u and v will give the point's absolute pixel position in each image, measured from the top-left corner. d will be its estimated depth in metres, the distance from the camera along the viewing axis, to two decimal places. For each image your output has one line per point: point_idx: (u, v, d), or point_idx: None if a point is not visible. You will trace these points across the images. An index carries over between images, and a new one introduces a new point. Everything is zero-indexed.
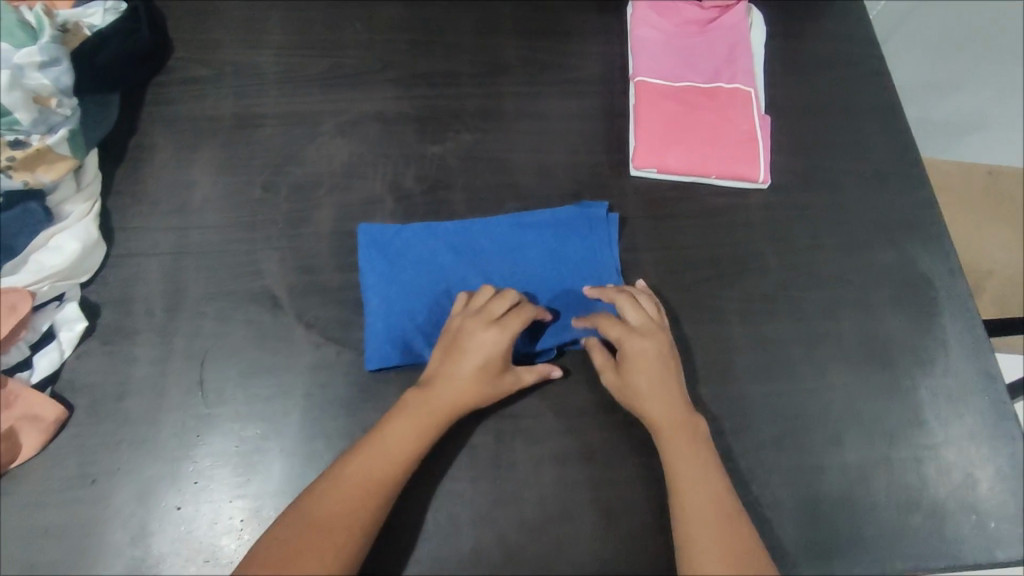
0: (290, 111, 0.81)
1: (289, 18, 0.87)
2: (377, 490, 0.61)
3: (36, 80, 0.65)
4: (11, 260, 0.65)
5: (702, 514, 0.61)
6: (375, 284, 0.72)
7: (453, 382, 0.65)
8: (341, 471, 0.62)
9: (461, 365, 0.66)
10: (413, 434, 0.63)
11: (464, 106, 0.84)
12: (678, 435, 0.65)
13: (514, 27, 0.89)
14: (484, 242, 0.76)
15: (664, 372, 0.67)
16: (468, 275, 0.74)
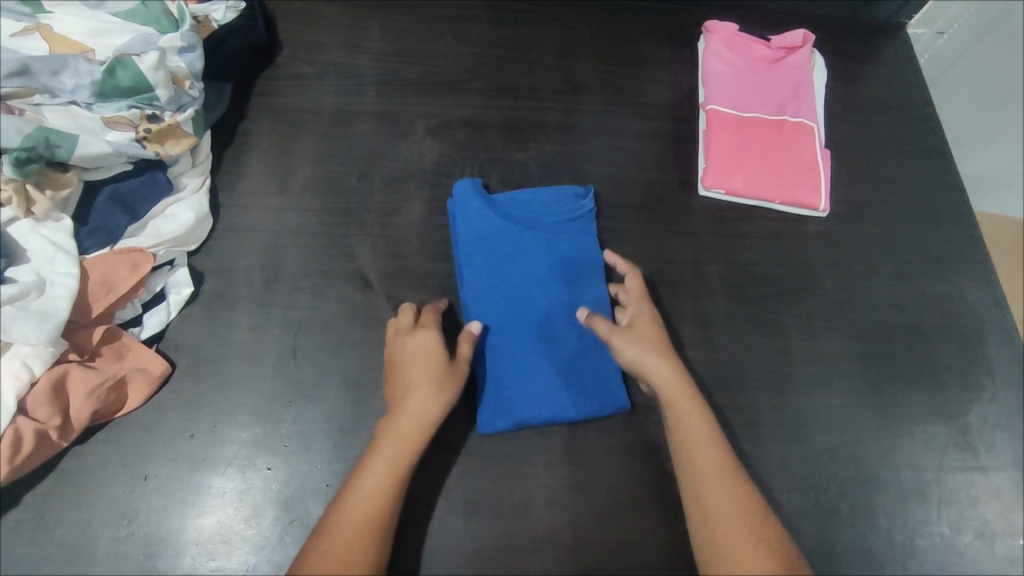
0: (385, 111, 0.87)
1: (386, 27, 0.94)
2: (385, 514, 0.60)
3: (172, 61, 0.71)
4: (135, 223, 0.70)
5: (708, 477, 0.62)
6: (463, 220, 0.77)
7: (405, 393, 0.64)
8: (321, 541, 0.57)
9: (418, 380, 0.64)
10: (374, 488, 0.60)
11: (545, 119, 0.90)
12: (683, 400, 0.65)
13: (592, 52, 0.96)
14: (541, 252, 0.77)
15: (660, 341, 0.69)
16: (525, 289, 0.75)
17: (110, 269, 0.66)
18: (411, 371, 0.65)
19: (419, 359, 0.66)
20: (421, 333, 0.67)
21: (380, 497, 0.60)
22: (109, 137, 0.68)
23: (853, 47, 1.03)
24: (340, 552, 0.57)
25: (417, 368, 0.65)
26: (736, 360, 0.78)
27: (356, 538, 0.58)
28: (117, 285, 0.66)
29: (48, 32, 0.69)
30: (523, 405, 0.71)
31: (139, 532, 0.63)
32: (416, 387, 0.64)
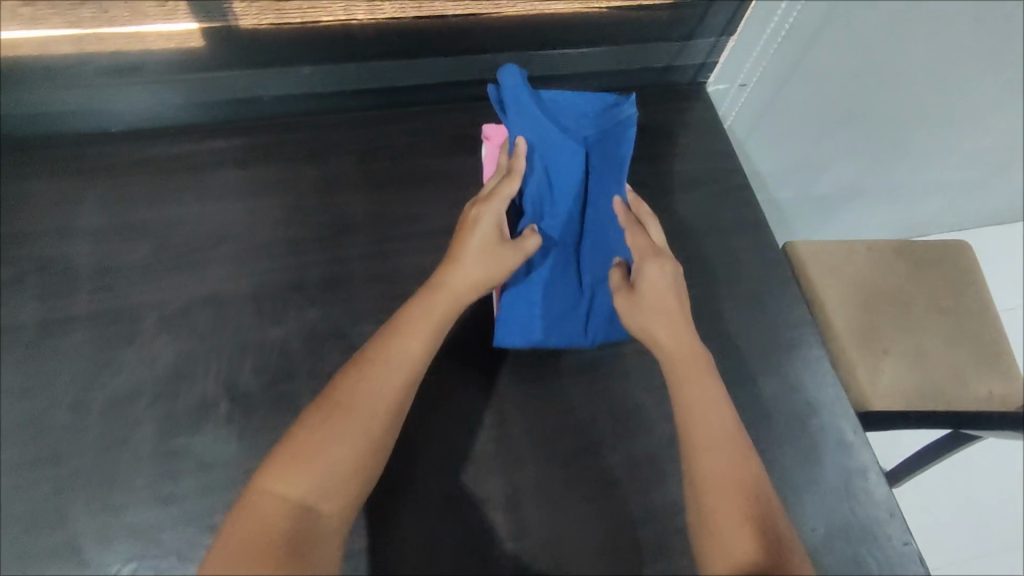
0: (104, 308, 0.73)
1: (104, 194, 0.79)
2: (399, 393, 0.62)
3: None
4: None
5: (727, 479, 0.61)
6: (539, 141, 0.80)
7: (462, 280, 0.69)
8: (334, 403, 0.60)
9: (466, 267, 0.70)
10: (400, 357, 0.64)
11: (310, 278, 0.77)
12: (690, 365, 0.68)
13: (362, 181, 0.84)
14: (573, 152, 0.82)
15: (684, 334, 0.70)
16: (557, 203, 0.81)
17: None
18: (461, 264, 0.70)
19: (488, 251, 0.71)
20: (483, 206, 0.73)
21: (399, 382, 0.63)
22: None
23: (653, 119, 0.96)
24: (334, 444, 0.58)
25: (479, 249, 0.71)
26: (554, 538, 0.68)
27: (361, 417, 0.60)
28: None
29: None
30: (533, 325, 0.75)
31: None
32: (477, 272, 0.70)
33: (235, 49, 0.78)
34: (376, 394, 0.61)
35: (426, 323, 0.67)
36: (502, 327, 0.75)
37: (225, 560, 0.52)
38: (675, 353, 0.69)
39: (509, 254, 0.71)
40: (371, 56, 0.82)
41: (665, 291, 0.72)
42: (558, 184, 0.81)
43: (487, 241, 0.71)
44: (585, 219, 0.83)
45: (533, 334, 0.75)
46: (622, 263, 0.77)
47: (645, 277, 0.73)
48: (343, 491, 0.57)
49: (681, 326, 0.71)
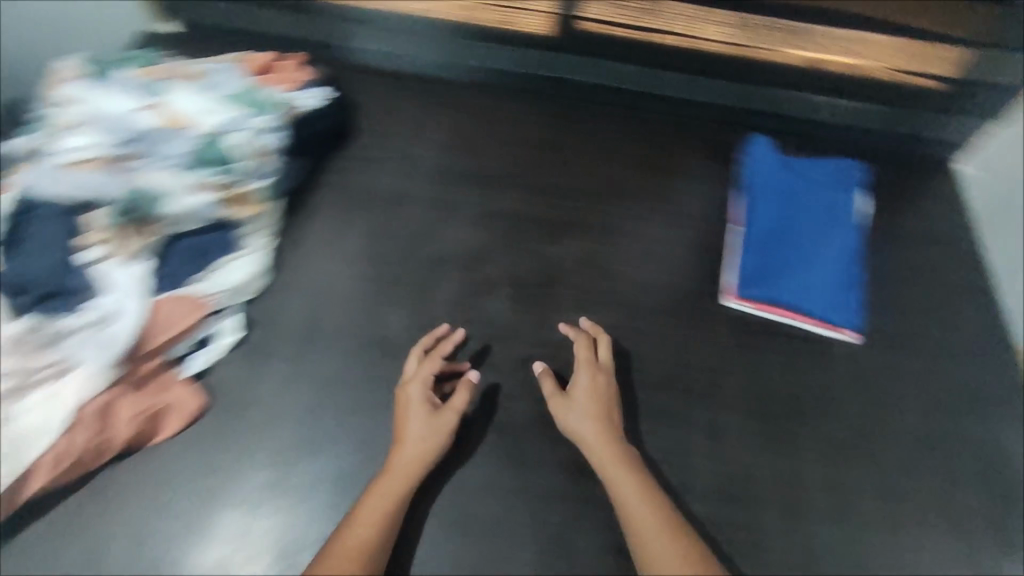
0: (435, 195, 0.95)
1: (449, 118, 1.03)
2: (390, 516, 0.66)
3: (247, 141, 0.81)
4: (200, 272, 0.78)
5: (647, 531, 0.66)
6: (771, 170, 0.97)
7: (577, 429, 0.73)
8: (352, 526, 0.65)
9: (415, 439, 0.71)
10: (392, 489, 0.68)
11: (586, 219, 0.96)
12: (611, 461, 0.71)
13: (632, 161, 1.01)
14: (811, 189, 0.96)
15: (600, 409, 0.74)
16: (797, 217, 0.94)
17: (169, 312, 0.74)
18: (577, 394, 0.76)
19: (600, 405, 0.75)
20: (563, 405, 0.75)
21: (391, 509, 0.66)
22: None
23: (907, 172, 1.03)
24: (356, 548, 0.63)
25: (582, 391, 0.76)
26: (746, 478, 0.78)
27: (367, 536, 0.64)
28: (172, 326, 0.74)
29: (153, 111, 0.79)
30: (794, 292, 0.88)
31: (149, 557, 0.68)
32: (595, 416, 0.74)
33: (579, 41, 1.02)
34: (388, 495, 0.67)
35: (394, 474, 0.69)
36: (759, 290, 0.88)
37: None
38: (611, 473, 0.70)
39: (593, 382, 0.77)
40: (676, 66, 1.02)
41: (598, 391, 0.76)
42: (800, 206, 0.94)
43: (589, 383, 0.77)
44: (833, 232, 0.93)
45: (792, 300, 0.88)
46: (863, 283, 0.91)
47: (584, 358, 0.79)
48: None
49: (623, 458, 0.71)
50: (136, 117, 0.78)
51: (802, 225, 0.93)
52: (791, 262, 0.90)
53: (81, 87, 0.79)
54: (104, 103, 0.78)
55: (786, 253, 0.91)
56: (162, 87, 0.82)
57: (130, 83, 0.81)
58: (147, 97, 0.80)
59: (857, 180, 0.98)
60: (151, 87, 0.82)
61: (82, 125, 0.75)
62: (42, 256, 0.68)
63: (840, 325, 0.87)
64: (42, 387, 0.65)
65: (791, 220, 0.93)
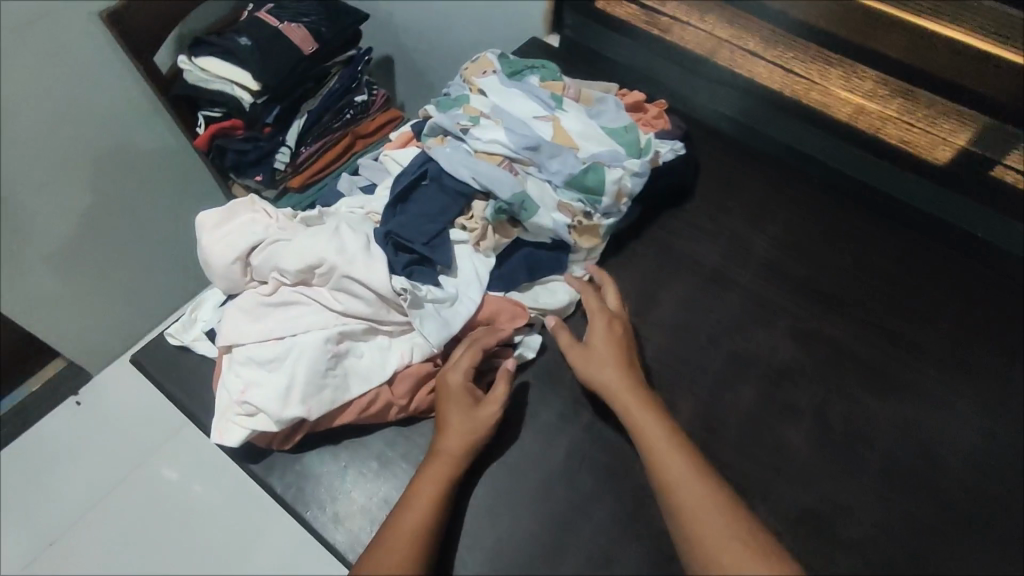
0: (757, 289, 0.89)
1: (794, 215, 0.96)
2: (444, 483, 0.66)
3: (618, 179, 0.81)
4: (528, 283, 0.80)
5: (686, 494, 0.62)
6: None
7: (591, 371, 0.73)
8: (416, 490, 0.65)
9: (459, 426, 0.68)
10: (446, 452, 0.67)
11: (920, 384, 0.82)
12: (638, 407, 0.70)
13: (998, 342, 0.86)
14: None
15: (612, 354, 0.74)
16: None
17: (496, 311, 0.76)
18: (598, 339, 0.75)
19: (603, 341, 0.75)
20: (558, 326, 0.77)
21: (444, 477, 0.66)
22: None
23: None
24: (418, 520, 0.63)
25: (599, 333, 0.76)
26: None
27: (426, 507, 0.64)
28: (494, 325, 0.76)
29: (550, 125, 0.83)
30: None
31: None
32: (608, 364, 0.73)
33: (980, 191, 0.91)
34: (443, 457, 0.67)
35: (444, 460, 0.67)
36: None
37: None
38: (635, 416, 0.69)
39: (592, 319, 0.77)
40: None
41: (613, 332, 0.76)
42: None
43: (601, 339, 0.75)
44: None
45: None
46: None
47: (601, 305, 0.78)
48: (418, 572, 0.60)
49: (680, 451, 0.66)
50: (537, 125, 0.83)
51: None
52: None
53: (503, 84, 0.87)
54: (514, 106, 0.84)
55: None
56: (564, 104, 0.86)
57: (540, 92, 0.86)
58: (550, 109, 0.84)
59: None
60: (556, 100, 0.86)
61: (493, 119, 0.82)
62: (426, 223, 0.75)
63: None
64: (384, 334, 0.72)
65: None
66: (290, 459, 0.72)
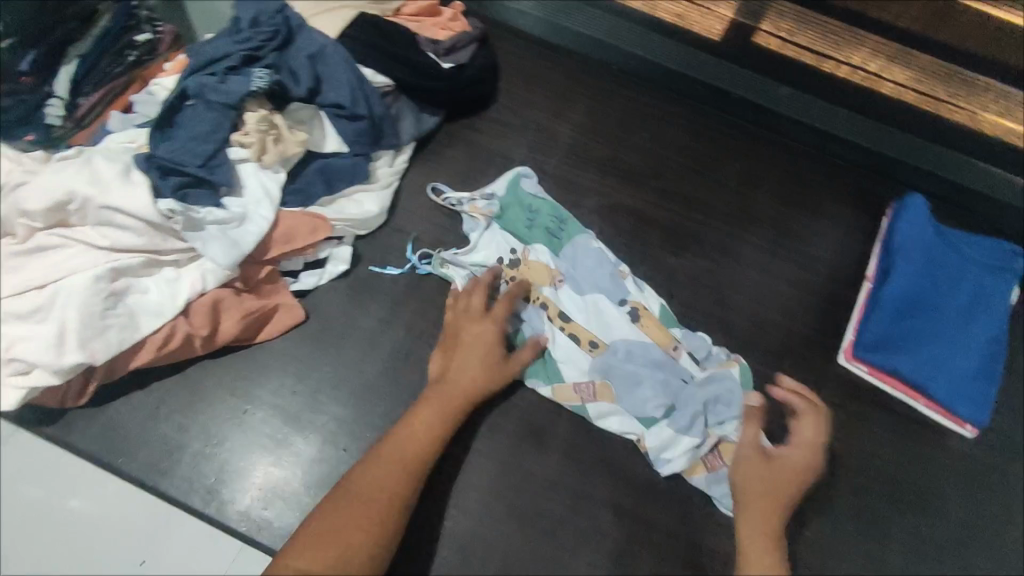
0: (562, 176, 0.93)
1: (593, 102, 0.99)
2: (444, 413, 0.67)
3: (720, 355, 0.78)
4: (329, 195, 0.80)
5: (752, 541, 0.63)
6: (913, 237, 0.88)
7: (747, 472, 0.67)
8: (408, 424, 0.66)
9: (482, 375, 0.69)
10: (461, 382, 0.68)
11: (711, 238, 0.91)
12: (759, 491, 0.66)
13: (775, 193, 0.95)
14: (957, 267, 0.87)
15: (802, 464, 0.68)
16: (934, 295, 0.85)
17: (295, 224, 0.75)
18: (767, 456, 0.68)
19: (784, 458, 0.68)
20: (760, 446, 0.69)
21: (446, 413, 0.67)
22: (327, 125, 0.80)
23: None
24: (396, 448, 0.64)
25: (785, 458, 0.68)
26: (822, 548, 0.74)
27: (418, 433, 0.66)
28: (295, 239, 0.75)
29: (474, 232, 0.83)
30: (921, 369, 0.81)
31: (219, 458, 0.69)
32: (781, 474, 0.67)
33: (749, 59, 0.99)
34: (455, 388, 0.68)
35: (436, 399, 0.68)
36: (880, 357, 0.82)
37: (318, 528, 0.58)
38: (740, 481, 0.67)
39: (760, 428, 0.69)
40: (893, 114, 0.96)
41: (805, 443, 0.69)
42: (939, 285, 0.86)
43: (796, 451, 0.69)
44: (974, 318, 0.84)
45: (916, 376, 0.81)
46: (993, 380, 0.81)
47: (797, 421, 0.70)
48: (399, 494, 0.62)
49: (767, 512, 0.65)
50: (497, 263, 0.81)
51: (943, 308, 0.85)
52: (921, 339, 0.83)
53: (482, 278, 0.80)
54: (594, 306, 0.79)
55: (916, 327, 0.83)
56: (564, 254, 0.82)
57: (334, 72, 0.79)
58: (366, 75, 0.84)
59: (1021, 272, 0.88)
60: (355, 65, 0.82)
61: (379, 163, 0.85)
62: (198, 143, 0.69)
63: (965, 421, 0.79)
64: (170, 267, 0.68)
65: (928, 295, 0.85)
66: (90, 413, 0.69)
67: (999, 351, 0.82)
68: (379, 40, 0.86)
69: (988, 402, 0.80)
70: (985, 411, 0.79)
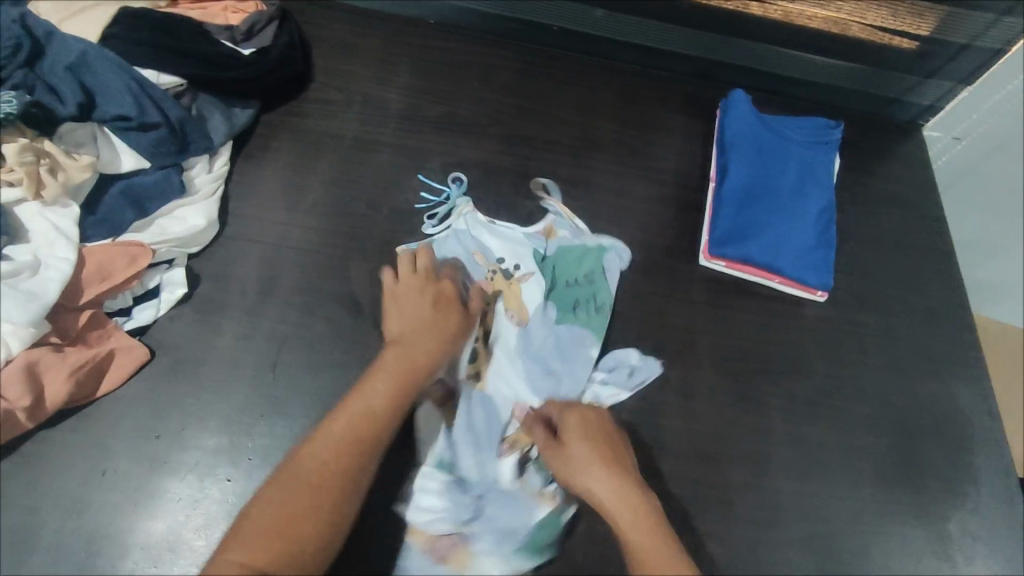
0: (401, 142, 0.89)
1: (417, 60, 0.95)
2: (399, 388, 0.64)
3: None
4: (142, 218, 0.72)
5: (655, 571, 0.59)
6: (740, 129, 0.93)
7: (598, 490, 0.63)
8: (353, 397, 0.63)
9: (430, 336, 0.68)
10: (424, 359, 0.67)
11: (562, 173, 0.91)
12: (627, 509, 0.63)
13: (613, 115, 0.97)
14: (781, 151, 0.94)
15: (604, 447, 0.66)
16: (768, 181, 0.91)
17: (107, 259, 0.67)
18: (566, 446, 0.66)
19: (597, 447, 0.66)
20: (568, 441, 0.66)
21: (396, 382, 0.64)
22: (117, 141, 0.71)
23: (877, 138, 1.03)
24: (344, 429, 0.61)
25: (585, 440, 0.66)
26: (717, 436, 0.78)
27: (367, 407, 0.62)
28: (111, 274, 0.67)
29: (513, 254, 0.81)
30: (769, 251, 0.87)
31: (86, 529, 0.62)
32: (617, 470, 0.65)
33: None
34: (417, 358, 0.67)
35: (383, 370, 0.65)
36: (734, 249, 0.86)
37: (257, 525, 0.54)
38: (611, 506, 0.63)
39: (568, 425, 0.68)
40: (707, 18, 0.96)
41: (590, 427, 0.68)
42: (770, 170, 0.92)
43: (585, 434, 0.67)
44: (804, 194, 0.91)
45: (766, 259, 0.86)
46: (830, 246, 0.89)
47: (576, 409, 0.70)
48: (350, 474, 0.59)
49: (651, 527, 0.62)
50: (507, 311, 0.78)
51: (777, 191, 0.91)
52: (766, 224, 0.88)
53: (478, 253, 0.81)
54: (527, 360, 0.76)
55: (758, 214, 0.89)
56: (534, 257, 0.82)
57: (111, 80, 0.70)
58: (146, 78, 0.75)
59: (836, 142, 0.96)
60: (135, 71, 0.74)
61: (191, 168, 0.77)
62: None
63: (815, 288, 0.86)
64: None
65: (762, 182, 0.91)
66: None
67: (829, 218, 0.91)
68: (164, 39, 0.78)
69: (829, 265, 0.87)
70: (829, 274, 0.87)
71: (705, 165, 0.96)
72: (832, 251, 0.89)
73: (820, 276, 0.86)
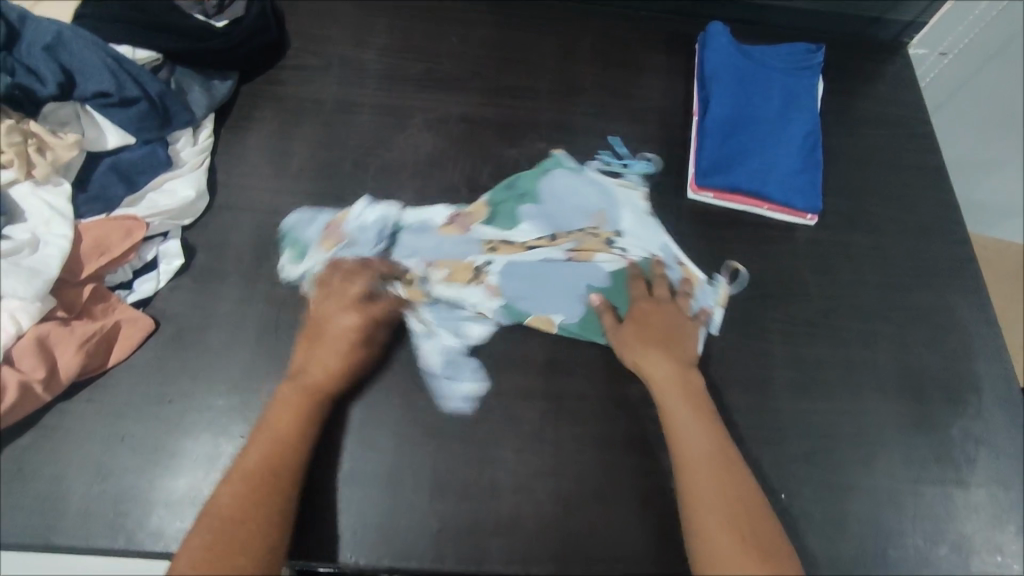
0: (383, 102, 0.89)
1: (392, 20, 0.95)
2: (284, 448, 0.63)
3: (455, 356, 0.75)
4: (133, 193, 0.73)
5: (698, 440, 0.67)
6: (720, 60, 0.92)
7: (656, 371, 0.72)
8: (253, 447, 0.63)
9: (285, 376, 0.68)
10: (284, 410, 0.65)
11: (545, 119, 0.91)
12: (681, 392, 0.70)
13: (592, 59, 0.96)
14: (763, 78, 0.93)
15: (670, 339, 0.74)
16: (751, 109, 0.91)
17: (104, 233, 0.69)
18: (633, 331, 0.74)
19: (661, 339, 0.74)
20: (635, 324, 0.75)
21: (270, 449, 0.63)
22: (99, 118, 0.72)
23: (862, 59, 1.02)
24: (240, 484, 0.60)
25: (654, 330, 0.74)
26: (716, 361, 0.80)
27: (259, 471, 0.61)
28: (110, 248, 0.69)
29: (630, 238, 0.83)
30: (756, 177, 0.87)
31: (110, 491, 0.65)
32: (676, 363, 0.72)
33: None
34: (272, 419, 0.65)
35: (270, 426, 0.64)
36: (721, 179, 0.86)
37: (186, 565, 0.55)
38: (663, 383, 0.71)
39: (638, 314, 0.75)
40: None
41: (660, 319, 0.75)
42: (752, 99, 0.92)
43: (657, 328, 0.75)
44: (789, 119, 0.91)
45: (754, 185, 0.86)
46: (817, 168, 0.89)
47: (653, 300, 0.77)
48: (259, 513, 0.59)
49: (701, 413, 0.69)
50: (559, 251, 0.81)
51: (761, 119, 0.91)
52: (752, 152, 0.88)
53: (600, 213, 0.84)
54: (527, 273, 0.79)
55: (743, 142, 0.89)
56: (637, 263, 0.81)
57: (87, 56, 0.71)
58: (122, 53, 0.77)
59: (819, 66, 0.95)
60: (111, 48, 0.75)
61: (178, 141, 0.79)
62: None
63: (804, 211, 0.87)
64: None
65: (745, 111, 0.91)
66: None
67: (815, 142, 0.90)
68: (135, 14, 0.79)
69: (817, 188, 0.88)
70: (817, 196, 0.87)
71: (688, 100, 0.96)
72: (820, 174, 0.89)
73: (808, 199, 0.87)
